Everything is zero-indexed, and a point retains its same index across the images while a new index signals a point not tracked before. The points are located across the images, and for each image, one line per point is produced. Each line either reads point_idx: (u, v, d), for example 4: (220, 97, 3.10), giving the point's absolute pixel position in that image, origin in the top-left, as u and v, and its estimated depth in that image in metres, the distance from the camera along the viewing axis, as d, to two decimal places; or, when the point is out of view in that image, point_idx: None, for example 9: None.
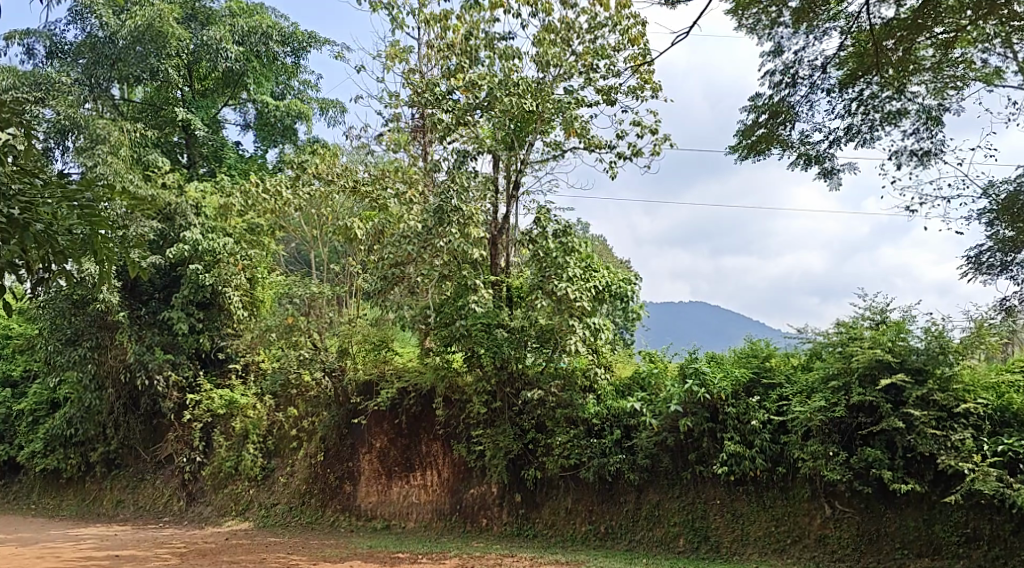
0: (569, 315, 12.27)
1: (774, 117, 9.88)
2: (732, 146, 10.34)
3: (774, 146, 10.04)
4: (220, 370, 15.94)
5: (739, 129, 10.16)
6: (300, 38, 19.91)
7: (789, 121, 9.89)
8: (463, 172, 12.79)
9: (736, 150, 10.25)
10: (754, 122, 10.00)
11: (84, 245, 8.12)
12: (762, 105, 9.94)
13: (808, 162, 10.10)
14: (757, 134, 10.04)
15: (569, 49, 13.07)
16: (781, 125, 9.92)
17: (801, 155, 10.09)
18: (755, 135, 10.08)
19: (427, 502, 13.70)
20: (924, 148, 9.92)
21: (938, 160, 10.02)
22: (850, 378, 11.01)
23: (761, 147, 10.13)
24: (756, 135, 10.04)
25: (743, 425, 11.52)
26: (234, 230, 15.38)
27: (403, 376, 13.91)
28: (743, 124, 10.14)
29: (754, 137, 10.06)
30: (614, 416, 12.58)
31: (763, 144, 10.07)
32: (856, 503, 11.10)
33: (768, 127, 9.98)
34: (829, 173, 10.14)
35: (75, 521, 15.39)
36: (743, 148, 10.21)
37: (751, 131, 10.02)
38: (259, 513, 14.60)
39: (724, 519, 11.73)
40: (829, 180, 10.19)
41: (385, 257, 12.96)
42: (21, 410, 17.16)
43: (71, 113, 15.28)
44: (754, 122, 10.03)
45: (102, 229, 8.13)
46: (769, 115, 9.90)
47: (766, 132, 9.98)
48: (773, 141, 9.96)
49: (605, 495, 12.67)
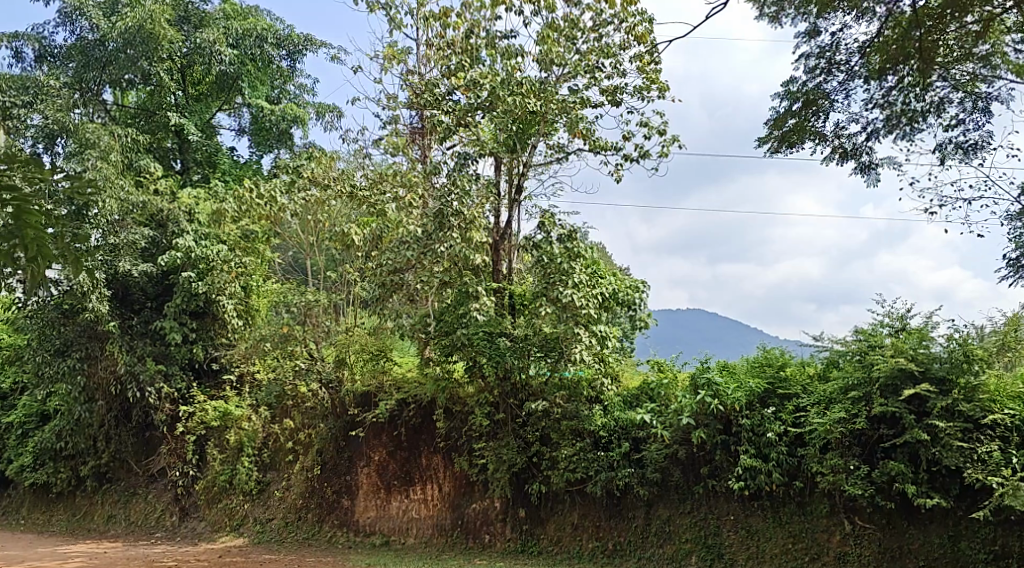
0: (575, 323, 11.75)
1: (808, 107, 9.57)
2: (762, 138, 10.00)
3: (806, 138, 9.73)
4: (214, 382, 15.42)
5: (770, 120, 9.83)
6: (295, 41, 19.46)
7: (823, 112, 9.58)
8: (465, 175, 12.29)
9: (767, 142, 9.88)
10: (786, 112, 9.67)
11: (13, 239, 7.60)
12: (794, 93, 9.61)
13: (844, 156, 9.79)
14: (790, 126, 9.72)
15: (573, 47, 12.61)
16: (814, 115, 9.61)
17: (837, 148, 9.77)
18: (786, 127, 9.76)
19: (427, 517, 13.21)
20: (969, 141, 9.61)
21: (985, 153, 9.71)
22: (872, 388, 10.52)
23: (793, 138, 9.80)
24: (788, 125, 9.71)
25: (758, 437, 11.05)
26: (229, 237, 14.89)
27: (402, 388, 13.49)
28: (773, 115, 9.81)
29: (786, 128, 9.72)
30: (622, 428, 12.08)
31: (795, 136, 9.74)
32: (877, 518, 10.62)
33: (801, 117, 9.66)
34: (866, 167, 9.86)
35: (64, 537, 14.84)
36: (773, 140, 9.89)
37: (783, 120, 9.69)
38: (254, 529, 14.08)
39: (739, 535, 11.24)
40: (866, 176, 9.93)
41: (383, 264, 12.49)
42: (11, 423, 16.60)
43: (59, 117, 14.65)
44: (787, 110, 9.69)
45: (32, 220, 7.59)
46: (802, 103, 9.59)
47: (799, 122, 9.66)
48: (805, 133, 9.65)
49: (613, 510, 12.17)
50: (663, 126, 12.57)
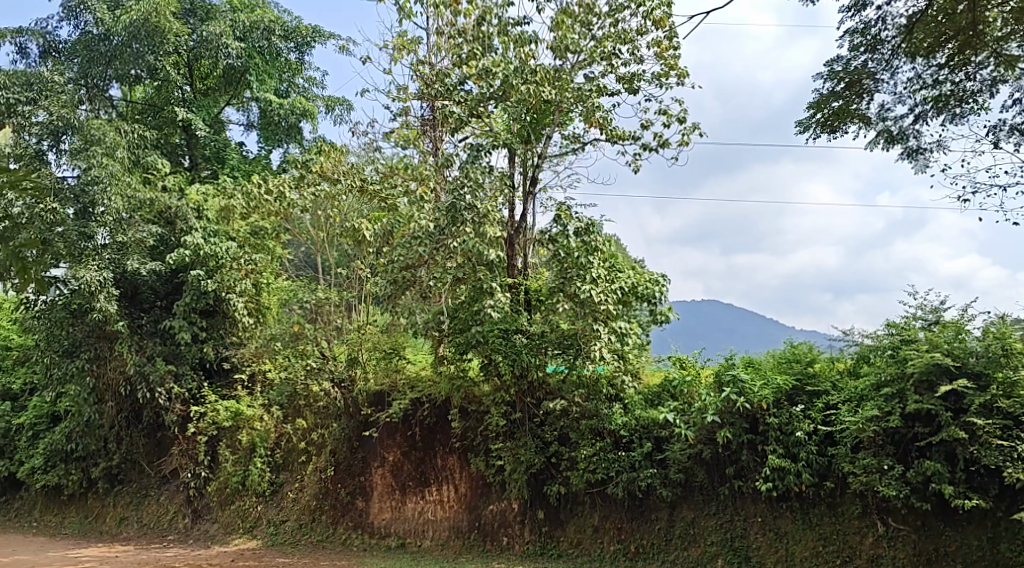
0: (594, 320, 11.36)
1: (851, 87, 10.17)
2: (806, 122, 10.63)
3: (849, 120, 10.32)
4: (225, 381, 15.01)
5: (812, 103, 10.45)
6: (303, 33, 19.15)
7: (865, 94, 10.19)
8: (478, 167, 11.89)
9: (810, 125, 10.50)
10: (828, 95, 10.28)
11: None
12: (837, 75, 10.21)
13: (891, 139, 10.34)
14: (832, 108, 10.32)
15: (588, 33, 12.17)
16: (858, 96, 10.20)
17: (883, 131, 10.32)
18: (829, 108, 10.35)
19: (443, 519, 12.85)
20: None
21: None
22: (906, 384, 10.08)
23: (835, 122, 10.41)
24: (831, 107, 10.32)
25: (786, 436, 10.65)
26: (237, 234, 14.43)
27: (416, 387, 13.14)
28: (816, 98, 10.43)
29: (829, 111, 10.35)
30: (643, 427, 11.67)
31: (837, 118, 10.36)
32: (911, 520, 10.20)
33: (844, 99, 10.25)
34: (914, 151, 10.36)
35: (76, 541, 14.50)
36: (815, 124, 10.51)
37: (826, 102, 10.32)
38: (267, 531, 13.74)
39: (767, 538, 10.85)
40: (914, 160, 10.40)
41: (394, 260, 12.09)
42: (21, 424, 16.22)
43: (64, 113, 14.02)
44: (830, 93, 10.29)
45: None
46: (846, 84, 10.18)
47: (842, 104, 10.27)
48: (847, 114, 10.26)
49: (636, 511, 11.76)
50: (682, 113, 12.15)
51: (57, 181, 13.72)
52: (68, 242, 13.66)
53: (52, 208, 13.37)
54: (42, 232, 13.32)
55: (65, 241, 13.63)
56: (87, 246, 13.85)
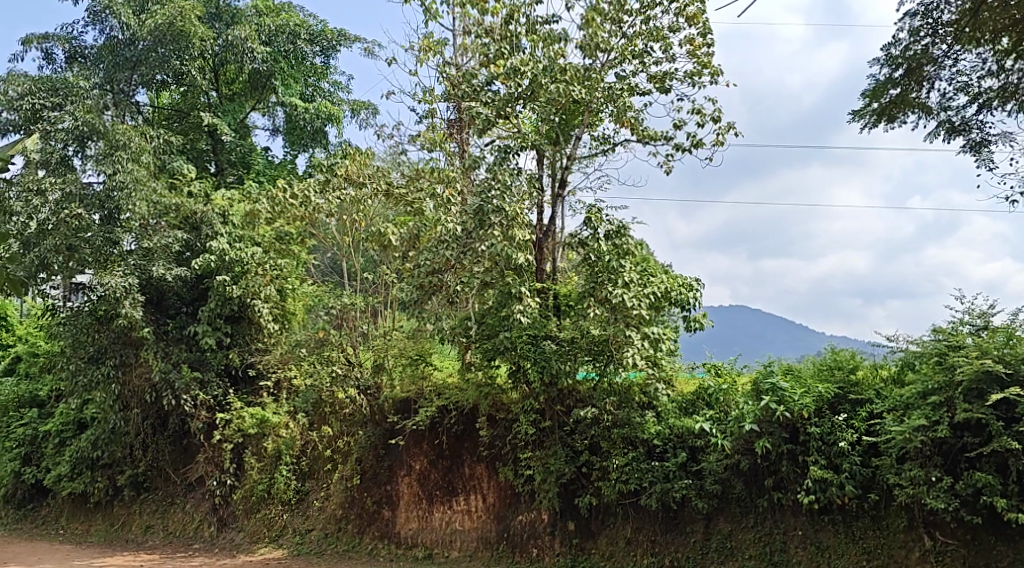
0: (626, 326, 11.04)
1: (909, 74, 10.69)
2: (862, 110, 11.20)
3: (906, 109, 10.90)
4: (251, 388, 14.72)
5: (869, 91, 10.98)
6: (329, 36, 18.95)
7: (923, 82, 10.73)
8: (507, 169, 11.56)
9: (868, 113, 11.09)
10: (887, 82, 10.82)
11: None
12: (895, 62, 10.71)
13: (952, 130, 10.92)
14: (888, 97, 10.90)
15: (618, 31, 11.83)
16: (916, 84, 10.74)
17: (945, 121, 10.89)
18: (888, 97, 10.91)
19: (472, 529, 12.55)
20: None
21: None
22: (954, 392, 9.69)
23: (893, 110, 10.97)
24: (890, 96, 10.88)
25: (828, 447, 10.27)
26: (262, 239, 14.26)
27: (443, 394, 12.82)
28: (874, 85, 10.96)
29: (887, 99, 10.91)
30: (677, 436, 11.33)
31: (895, 107, 10.92)
32: (960, 534, 9.89)
33: (903, 88, 10.80)
34: (977, 142, 10.93)
35: (101, 549, 14.23)
36: (872, 112, 11.04)
37: (884, 91, 10.88)
38: (293, 540, 13.47)
39: (808, 552, 10.48)
40: (976, 150, 10.96)
41: (421, 265, 11.80)
42: (47, 432, 16.00)
43: (89, 119, 13.75)
44: (890, 81, 10.83)
45: None
46: (903, 73, 10.71)
47: (900, 93, 10.82)
48: (904, 102, 10.83)
49: (670, 524, 11.39)
50: (717, 112, 11.77)
51: (82, 187, 13.59)
52: (94, 248, 13.62)
53: (77, 214, 13.47)
54: (67, 240, 13.47)
55: (90, 247, 13.60)
56: (113, 251, 13.79)
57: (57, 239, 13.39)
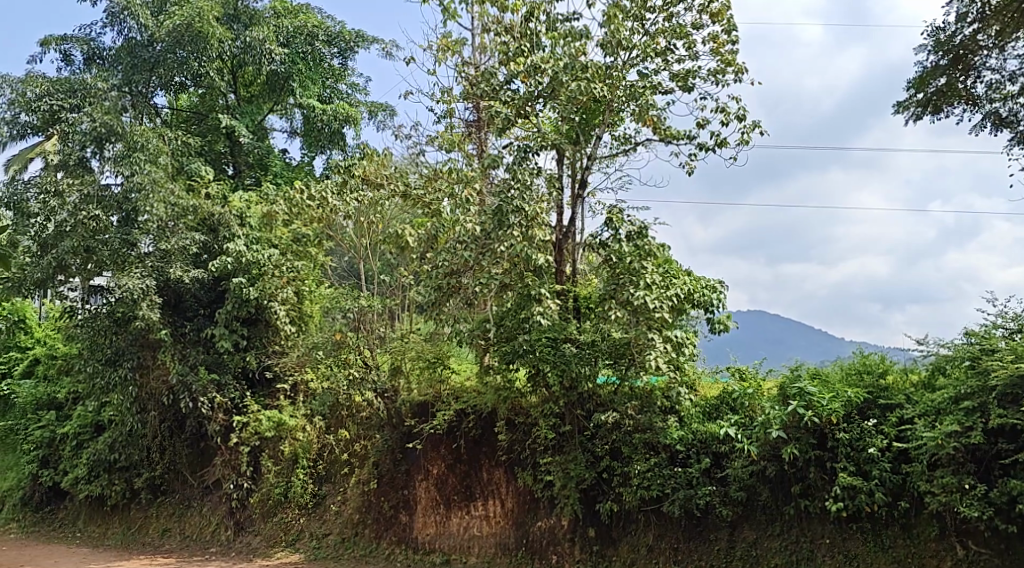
0: (648, 328, 10.80)
1: (956, 62, 10.88)
2: (906, 103, 11.41)
3: (951, 99, 11.04)
4: (268, 391, 14.54)
5: (915, 81, 11.19)
6: (347, 38, 18.79)
7: (970, 70, 10.90)
8: (526, 168, 11.37)
9: (912, 105, 11.27)
10: (934, 69, 11.01)
11: None
12: (942, 50, 10.93)
13: (998, 123, 10.96)
14: (934, 87, 11.07)
15: (641, 28, 11.62)
16: (963, 72, 10.92)
17: (990, 114, 10.98)
18: (934, 87, 11.08)
19: (490, 535, 12.34)
20: None
21: None
22: (988, 397, 9.46)
23: (939, 100, 11.12)
24: (937, 85, 11.05)
25: (857, 453, 10.02)
26: (280, 242, 14.11)
27: (461, 398, 12.64)
28: (921, 76, 11.16)
29: (933, 88, 11.06)
30: (700, 441, 11.04)
31: (940, 97, 11.07)
32: (994, 543, 9.62)
33: (949, 77, 10.98)
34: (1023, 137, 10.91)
35: (118, 552, 14.09)
36: (917, 103, 11.23)
37: (929, 80, 11.06)
38: (310, 545, 13.30)
39: (836, 560, 10.22)
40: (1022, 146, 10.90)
41: (438, 267, 11.62)
42: (65, 434, 15.89)
43: (107, 120, 13.61)
44: (936, 69, 11.03)
45: None
46: (950, 60, 10.90)
47: (946, 81, 10.98)
48: (950, 91, 10.98)
49: (693, 531, 11.14)
50: (741, 111, 11.53)
51: (100, 189, 13.48)
52: (112, 250, 13.46)
53: (95, 215, 13.34)
54: (84, 241, 13.31)
55: (108, 249, 13.45)
56: (130, 253, 13.63)
57: (75, 240, 13.24)
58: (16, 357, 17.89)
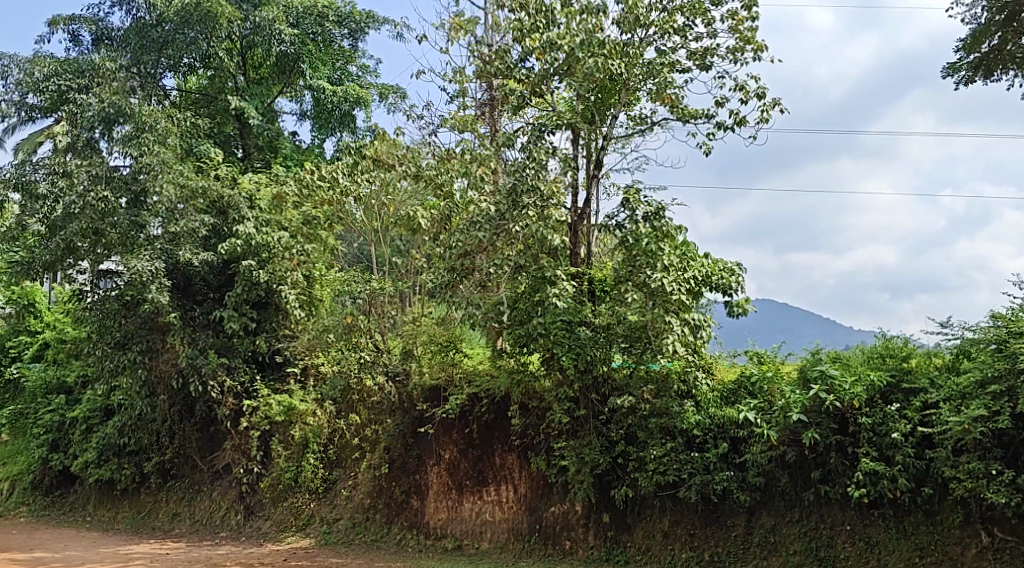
0: (665, 311, 10.55)
1: (1009, 23, 10.60)
2: (957, 67, 11.18)
3: (1003, 62, 10.79)
4: (278, 375, 14.39)
5: (966, 43, 10.94)
6: (357, 18, 18.59)
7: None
8: (542, 148, 11.14)
9: (963, 69, 11.06)
10: (986, 31, 10.74)
11: None
12: (994, 11, 10.65)
13: None
14: (986, 48, 10.82)
15: (659, 4, 11.37)
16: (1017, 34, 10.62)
17: None
18: (986, 49, 10.83)
19: (503, 521, 12.18)
20: None
21: None
22: (1016, 381, 9.26)
23: (992, 63, 10.88)
24: (989, 47, 10.81)
25: (880, 438, 9.83)
26: (290, 223, 13.85)
27: (473, 382, 12.42)
28: (973, 37, 10.89)
29: (985, 50, 10.83)
30: (718, 426, 10.80)
31: (993, 59, 10.83)
32: (1020, 530, 9.45)
33: (1003, 40, 10.71)
34: None
35: (127, 537, 13.95)
36: (969, 66, 11.01)
37: (981, 42, 10.81)
38: (320, 530, 13.17)
39: (857, 547, 10.05)
40: None
41: (452, 247, 11.37)
42: (74, 418, 15.76)
43: (116, 100, 13.36)
44: (990, 31, 10.75)
45: None
46: (1004, 21, 10.61)
47: (999, 44, 10.73)
48: (1002, 54, 10.73)
49: (710, 517, 10.96)
50: (761, 89, 11.29)
51: (109, 170, 13.32)
52: (121, 232, 13.26)
53: (104, 196, 13.08)
54: (93, 224, 13.10)
55: (117, 231, 13.23)
56: (139, 235, 13.40)
57: (83, 222, 13.04)
58: (25, 341, 17.75)
